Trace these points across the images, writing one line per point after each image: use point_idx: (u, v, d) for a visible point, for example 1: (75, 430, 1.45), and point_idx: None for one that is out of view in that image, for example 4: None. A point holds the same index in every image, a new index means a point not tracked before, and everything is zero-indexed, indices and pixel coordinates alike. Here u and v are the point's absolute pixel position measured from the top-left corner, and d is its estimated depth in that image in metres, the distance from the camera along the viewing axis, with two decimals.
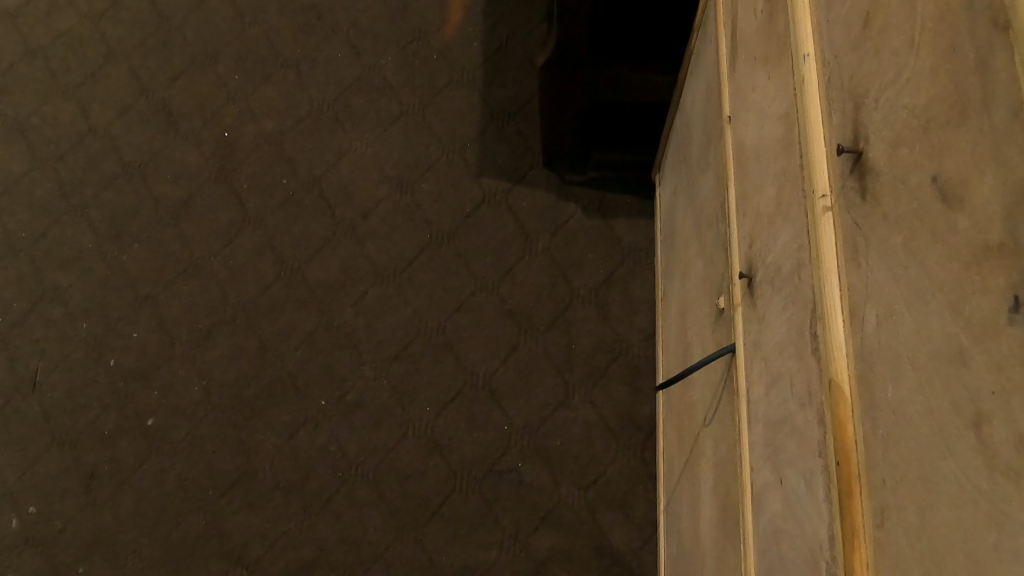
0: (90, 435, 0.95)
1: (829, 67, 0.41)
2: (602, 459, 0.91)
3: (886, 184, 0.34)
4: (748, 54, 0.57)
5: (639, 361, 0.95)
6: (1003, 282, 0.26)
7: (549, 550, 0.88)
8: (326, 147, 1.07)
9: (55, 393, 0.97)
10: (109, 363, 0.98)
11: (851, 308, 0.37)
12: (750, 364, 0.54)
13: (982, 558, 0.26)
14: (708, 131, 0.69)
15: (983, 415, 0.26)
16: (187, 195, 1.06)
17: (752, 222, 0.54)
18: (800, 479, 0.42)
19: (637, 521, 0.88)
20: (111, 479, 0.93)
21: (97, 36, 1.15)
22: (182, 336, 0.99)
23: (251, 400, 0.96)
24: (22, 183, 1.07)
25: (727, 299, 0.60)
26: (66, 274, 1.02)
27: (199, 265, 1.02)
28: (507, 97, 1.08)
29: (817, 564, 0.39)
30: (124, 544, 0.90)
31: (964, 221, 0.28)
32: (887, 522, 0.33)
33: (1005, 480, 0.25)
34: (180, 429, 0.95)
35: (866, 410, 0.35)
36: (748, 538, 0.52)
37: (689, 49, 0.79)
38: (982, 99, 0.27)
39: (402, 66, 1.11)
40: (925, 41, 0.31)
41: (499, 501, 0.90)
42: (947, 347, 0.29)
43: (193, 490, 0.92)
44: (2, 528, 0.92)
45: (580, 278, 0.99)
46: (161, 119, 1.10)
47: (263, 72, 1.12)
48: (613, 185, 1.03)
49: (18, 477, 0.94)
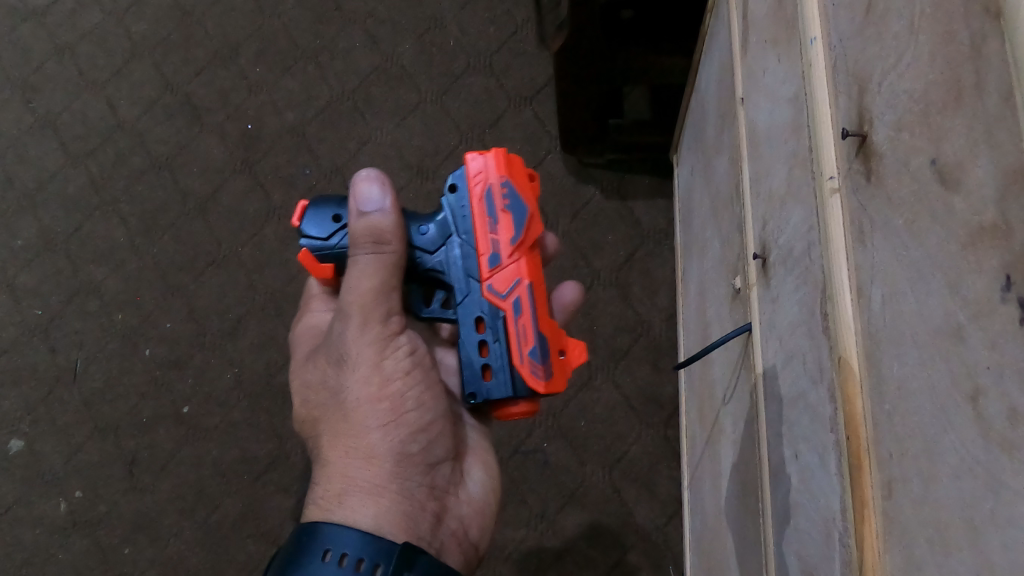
0: (130, 423, 0.99)
1: (835, 50, 0.42)
2: (625, 438, 0.93)
3: (889, 165, 0.35)
4: (759, 34, 0.57)
5: (661, 341, 0.96)
6: (996, 262, 0.27)
7: (577, 527, 0.90)
8: (348, 137, 1.09)
9: (95, 383, 1.00)
10: (145, 353, 1.01)
11: (859, 288, 0.38)
12: (766, 343, 0.55)
13: (980, 523, 0.27)
14: (723, 112, 0.70)
15: (978, 389, 0.28)
16: (214, 188, 1.08)
17: (766, 204, 0.55)
18: (814, 455, 0.44)
19: (662, 498, 0.90)
20: (150, 465, 0.97)
21: (120, 33, 1.17)
22: (214, 326, 1.02)
23: (282, 387, 0.99)
24: (55, 180, 1.10)
25: (743, 279, 0.61)
26: (101, 267, 1.05)
27: (226, 257, 1.05)
28: (524, 82, 1.09)
29: (831, 536, 0.41)
30: (166, 526, 0.94)
31: (959, 204, 0.29)
32: (893, 494, 0.34)
33: (999, 451, 0.27)
34: (216, 416, 0.98)
35: (873, 386, 0.36)
36: (766, 511, 0.53)
37: (703, 31, 0.80)
38: (975, 83, 0.28)
39: (420, 54, 1.12)
40: (923, 26, 0.32)
41: (525, 481, 0.92)
42: (945, 326, 0.30)
43: (230, 475, 0.96)
44: (51, 513, 0.96)
45: (601, 259, 1.00)
46: (186, 114, 1.12)
47: (283, 64, 1.14)
48: (631, 166, 1.04)
49: (63, 463, 0.98)
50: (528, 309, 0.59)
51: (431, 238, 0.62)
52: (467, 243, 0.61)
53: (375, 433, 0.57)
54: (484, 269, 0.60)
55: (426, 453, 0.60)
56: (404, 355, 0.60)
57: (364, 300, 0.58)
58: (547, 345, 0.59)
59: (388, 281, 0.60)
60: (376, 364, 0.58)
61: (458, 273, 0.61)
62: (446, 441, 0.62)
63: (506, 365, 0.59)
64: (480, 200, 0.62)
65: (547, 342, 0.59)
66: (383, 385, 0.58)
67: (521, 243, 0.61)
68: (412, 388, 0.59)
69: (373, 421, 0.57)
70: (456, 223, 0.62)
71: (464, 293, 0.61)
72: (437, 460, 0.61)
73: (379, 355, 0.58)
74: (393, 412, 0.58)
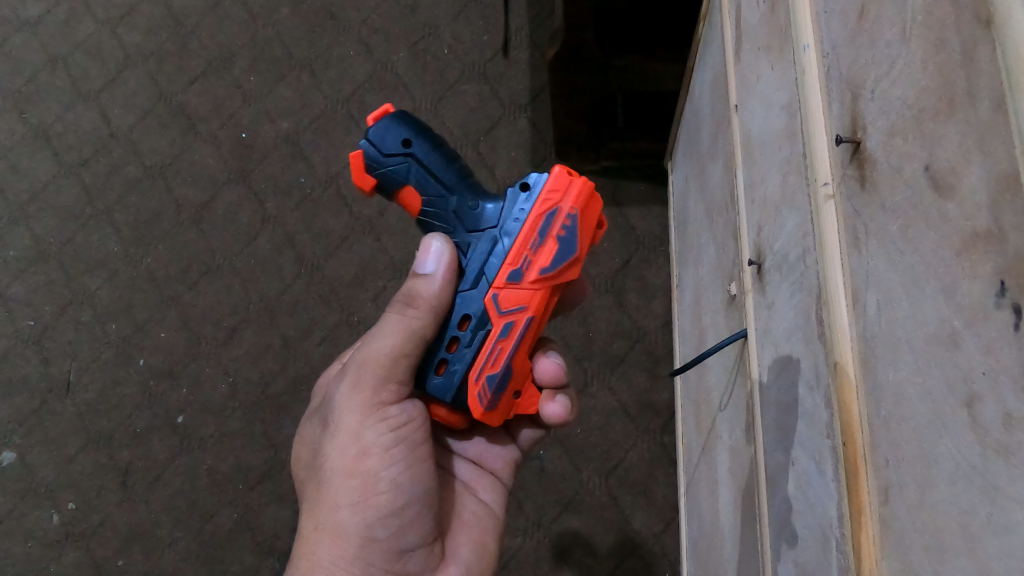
0: (123, 433, 0.98)
1: (828, 57, 0.42)
2: (621, 445, 0.93)
3: (883, 172, 0.35)
4: (752, 41, 0.57)
5: (657, 348, 0.96)
6: (990, 268, 0.27)
7: (574, 535, 0.90)
8: (343, 145, 1.09)
9: (89, 393, 1.00)
10: (139, 363, 1.01)
11: (854, 295, 0.38)
12: (761, 349, 0.55)
13: (977, 531, 0.27)
14: (717, 118, 0.70)
15: (973, 395, 0.28)
16: (208, 198, 1.08)
17: (760, 211, 0.55)
18: (810, 461, 0.44)
19: (659, 505, 0.90)
20: (145, 476, 0.96)
21: (114, 42, 1.17)
22: (208, 335, 1.02)
23: (278, 397, 0.98)
24: (47, 190, 1.10)
25: (738, 285, 0.62)
26: (94, 277, 1.05)
27: (221, 266, 1.05)
28: (518, 89, 1.09)
29: (828, 542, 0.41)
30: (160, 537, 0.94)
31: (953, 209, 0.29)
32: (891, 501, 0.34)
33: (995, 457, 0.26)
34: (211, 425, 0.98)
35: (869, 393, 0.36)
36: (763, 518, 0.53)
37: (697, 37, 0.80)
38: (967, 90, 0.28)
39: (414, 62, 1.12)
40: (915, 34, 0.32)
41: (521, 488, 0.92)
42: (940, 331, 0.30)
43: (225, 485, 0.95)
44: (44, 525, 0.95)
45: (596, 266, 1.00)
46: (180, 123, 1.12)
47: (278, 73, 1.14)
48: (626, 173, 1.04)
49: (56, 474, 0.97)
50: (514, 337, 0.53)
51: (488, 216, 0.53)
52: (507, 226, 0.52)
53: (341, 507, 0.55)
54: (507, 265, 0.52)
55: (400, 535, 0.56)
56: (391, 429, 0.55)
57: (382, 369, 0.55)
58: (507, 380, 0.54)
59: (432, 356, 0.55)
60: (354, 432, 0.56)
61: (478, 269, 0.53)
62: (426, 525, 0.58)
63: (460, 377, 0.53)
64: (541, 220, 0.52)
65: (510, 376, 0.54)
66: (358, 458, 0.56)
67: (549, 278, 0.53)
68: (389, 465, 0.55)
69: (342, 495, 0.55)
70: (502, 210, 0.53)
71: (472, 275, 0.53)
72: (408, 546, 0.57)
73: (359, 424, 0.56)
74: (361, 488, 0.55)
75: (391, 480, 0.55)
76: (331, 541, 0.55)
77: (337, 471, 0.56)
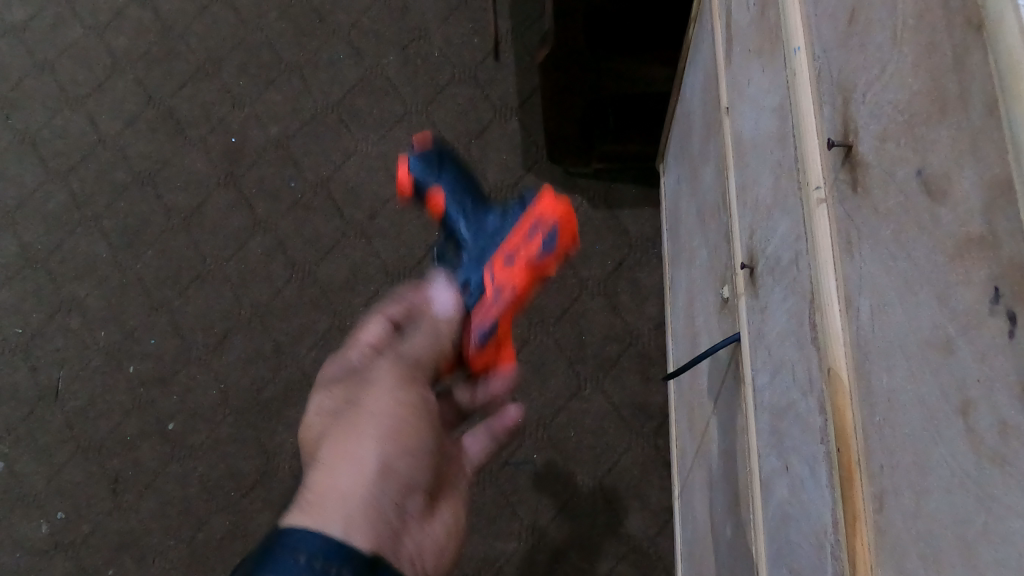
0: (113, 441, 0.97)
1: (818, 60, 0.42)
2: (615, 448, 0.92)
3: (875, 176, 0.35)
4: (742, 43, 0.57)
5: (650, 350, 0.96)
6: (984, 274, 0.27)
7: (568, 540, 0.90)
8: (334, 149, 1.09)
9: (78, 401, 0.99)
10: (128, 371, 1.00)
11: (847, 299, 0.38)
12: (754, 353, 0.55)
13: (972, 539, 0.27)
14: (708, 121, 0.70)
15: (968, 402, 0.27)
16: (198, 203, 1.07)
17: (752, 214, 0.55)
18: (804, 466, 0.43)
19: (653, 508, 0.90)
20: (135, 484, 0.95)
21: (101, 47, 1.16)
22: (198, 341, 1.01)
23: (269, 402, 0.98)
24: (35, 197, 1.09)
25: (730, 289, 0.61)
26: (82, 284, 1.04)
27: (211, 271, 1.04)
28: (509, 92, 1.09)
29: (822, 548, 0.40)
30: (150, 545, 0.93)
31: (946, 214, 0.29)
32: (886, 507, 0.33)
33: (989, 465, 0.26)
34: (202, 432, 0.97)
35: (863, 398, 0.36)
36: (758, 523, 0.53)
37: (687, 40, 0.80)
38: (959, 94, 0.28)
39: (404, 65, 1.12)
40: (906, 37, 0.32)
41: (515, 492, 0.91)
42: (934, 337, 0.30)
43: (216, 492, 0.94)
44: (32, 534, 0.94)
45: (589, 269, 1.00)
46: (169, 127, 1.11)
47: (267, 77, 1.13)
48: (617, 175, 1.04)
49: (45, 483, 0.96)
50: (501, 302, 0.64)
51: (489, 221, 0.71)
52: (504, 229, 0.68)
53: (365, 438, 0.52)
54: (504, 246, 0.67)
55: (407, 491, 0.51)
56: (415, 404, 0.55)
57: (405, 358, 0.58)
58: (493, 331, 0.64)
59: (424, 382, 0.58)
60: (384, 388, 0.55)
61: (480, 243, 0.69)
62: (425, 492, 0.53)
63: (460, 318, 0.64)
64: (526, 231, 0.66)
65: (496, 329, 0.64)
66: (390, 404, 0.54)
67: (534, 266, 0.64)
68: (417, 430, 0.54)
69: (371, 427, 0.52)
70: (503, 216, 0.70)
71: (476, 259, 0.68)
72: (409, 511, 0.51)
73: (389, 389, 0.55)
74: (390, 426, 0.53)
75: (419, 432, 0.54)
76: (356, 469, 0.50)
77: (368, 411, 0.54)
